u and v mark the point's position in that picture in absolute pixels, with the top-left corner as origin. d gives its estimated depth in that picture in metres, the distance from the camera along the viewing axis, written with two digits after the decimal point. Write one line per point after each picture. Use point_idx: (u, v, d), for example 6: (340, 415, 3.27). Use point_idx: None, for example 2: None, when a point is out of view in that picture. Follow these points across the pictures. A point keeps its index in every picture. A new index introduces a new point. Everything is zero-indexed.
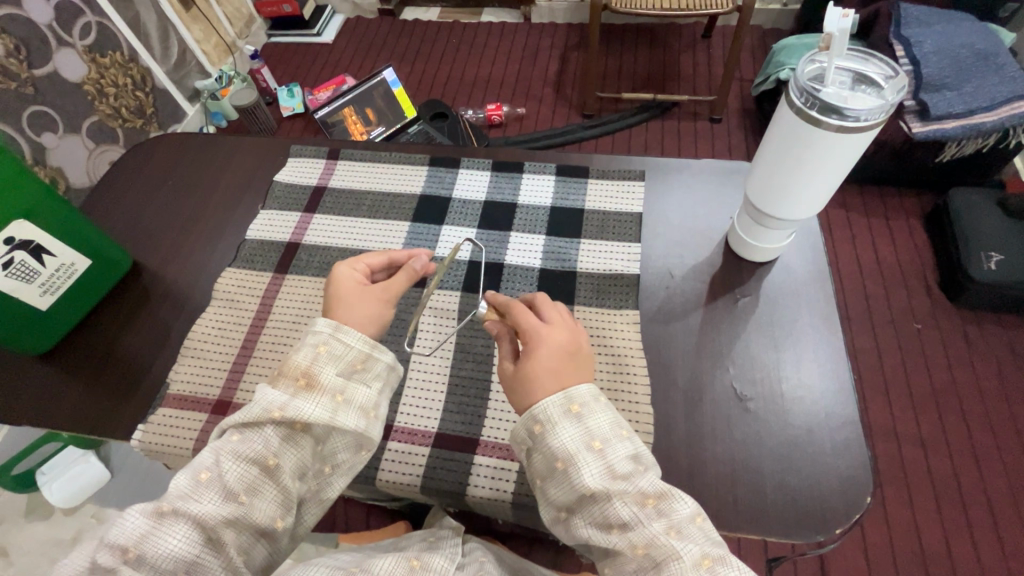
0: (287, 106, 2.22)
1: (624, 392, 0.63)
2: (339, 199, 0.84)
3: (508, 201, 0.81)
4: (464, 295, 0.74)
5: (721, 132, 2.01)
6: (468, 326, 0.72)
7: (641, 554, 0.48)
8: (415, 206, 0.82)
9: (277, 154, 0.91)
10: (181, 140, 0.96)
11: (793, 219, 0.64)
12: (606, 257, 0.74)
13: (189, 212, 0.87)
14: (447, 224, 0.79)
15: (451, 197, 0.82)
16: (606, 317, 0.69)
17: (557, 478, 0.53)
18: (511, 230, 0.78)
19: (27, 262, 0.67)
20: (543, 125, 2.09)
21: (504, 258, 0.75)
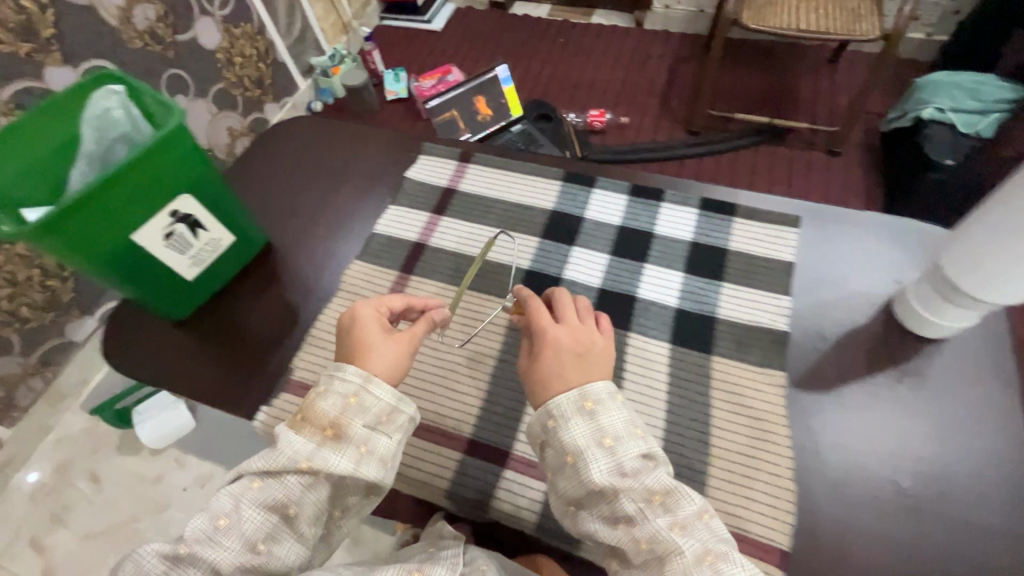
0: (392, 90, 2.28)
1: (762, 461, 0.58)
2: (469, 204, 0.82)
3: (644, 230, 0.76)
4: None
5: (839, 165, 1.87)
6: None
7: (643, 549, 0.50)
8: (545, 222, 0.79)
9: (410, 150, 0.91)
10: (319, 124, 0.98)
11: (996, 302, 0.56)
12: (751, 307, 0.68)
13: (321, 197, 0.88)
14: (578, 246, 0.76)
15: (583, 217, 0.79)
16: (747, 375, 0.63)
17: (565, 471, 0.55)
18: (646, 261, 0.74)
19: (184, 234, 0.70)
20: (645, 136, 2.01)
21: (637, 290, 0.71)
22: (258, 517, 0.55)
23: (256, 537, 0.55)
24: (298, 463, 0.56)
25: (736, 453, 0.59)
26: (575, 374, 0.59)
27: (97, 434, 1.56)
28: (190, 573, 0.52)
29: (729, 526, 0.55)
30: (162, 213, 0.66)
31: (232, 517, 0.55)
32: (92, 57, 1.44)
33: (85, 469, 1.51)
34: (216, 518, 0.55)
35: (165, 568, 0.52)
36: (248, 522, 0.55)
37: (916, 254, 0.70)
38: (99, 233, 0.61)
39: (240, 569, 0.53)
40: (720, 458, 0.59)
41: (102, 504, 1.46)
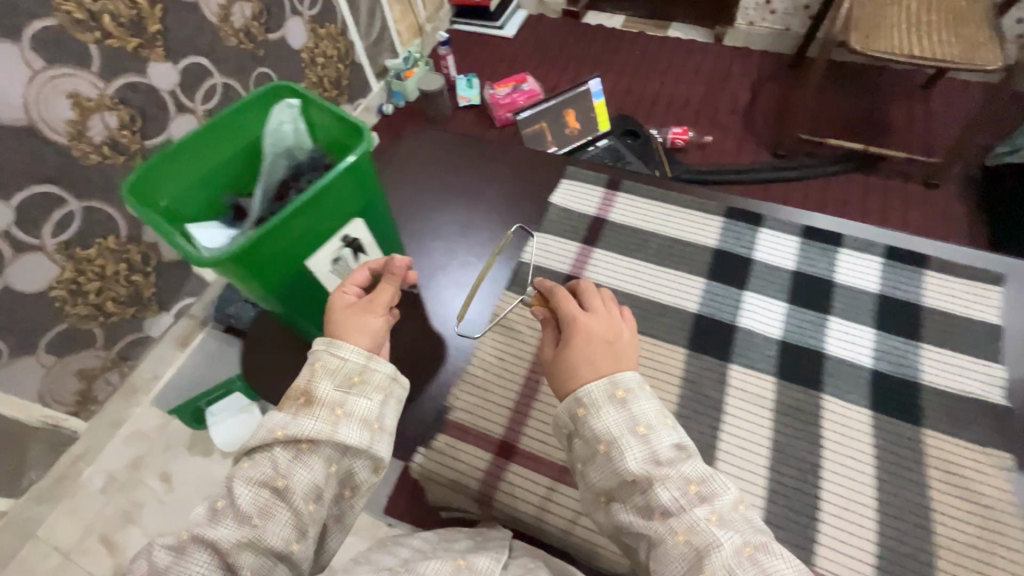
0: (464, 96, 2.23)
1: (995, 556, 0.52)
2: (623, 236, 0.77)
3: (823, 277, 0.70)
4: (779, 382, 0.63)
5: (938, 199, 1.76)
6: (788, 421, 0.60)
7: (683, 542, 0.48)
8: (710, 261, 0.73)
9: (550, 173, 0.86)
10: (449, 140, 0.94)
11: None
12: (958, 375, 0.62)
13: (458, 219, 0.84)
14: (750, 290, 0.70)
15: (753, 259, 0.73)
16: (965, 455, 0.57)
17: (597, 460, 0.54)
18: (829, 313, 0.68)
19: (348, 259, 0.67)
20: (727, 157, 1.94)
21: (824, 347, 0.65)
22: (250, 490, 0.55)
23: (253, 513, 0.54)
24: (276, 435, 0.57)
25: (963, 544, 0.53)
26: (605, 362, 0.57)
27: (168, 431, 1.55)
28: (196, 556, 0.52)
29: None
30: (335, 239, 0.63)
31: (231, 496, 0.55)
32: (192, 56, 1.42)
33: (155, 468, 1.49)
34: (214, 503, 0.56)
35: (173, 557, 0.52)
36: (242, 496, 0.55)
37: None
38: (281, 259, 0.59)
39: (238, 545, 0.52)
40: (947, 550, 0.53)
41: (171, 503, 1.44)
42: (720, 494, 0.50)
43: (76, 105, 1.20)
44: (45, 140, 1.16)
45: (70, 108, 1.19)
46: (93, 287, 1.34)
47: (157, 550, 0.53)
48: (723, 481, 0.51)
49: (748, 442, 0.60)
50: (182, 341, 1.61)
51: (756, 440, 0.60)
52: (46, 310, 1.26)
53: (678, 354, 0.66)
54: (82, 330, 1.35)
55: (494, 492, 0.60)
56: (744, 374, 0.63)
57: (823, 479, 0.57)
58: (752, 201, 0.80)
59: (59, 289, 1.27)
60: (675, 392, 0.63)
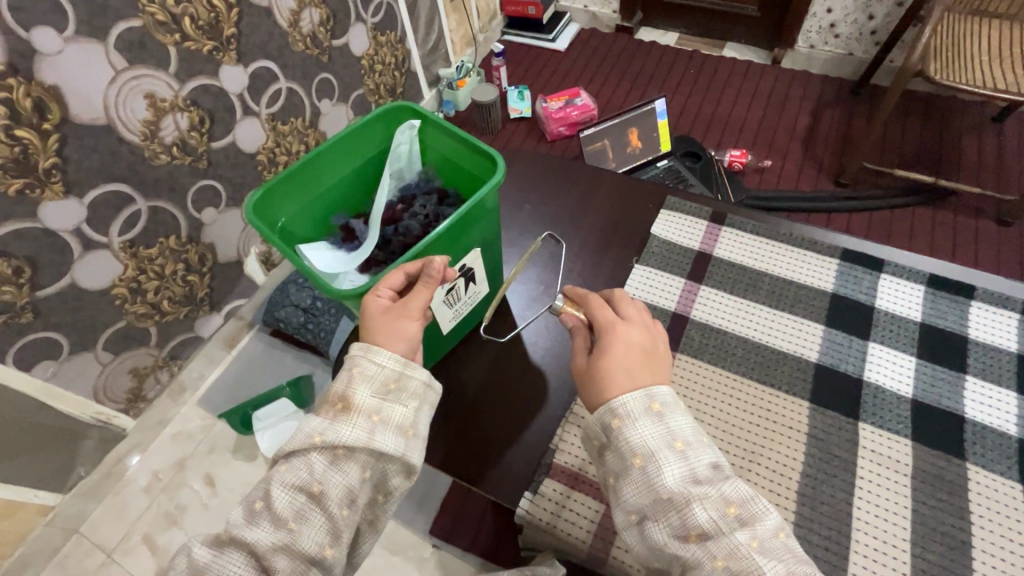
0: (515, 108, 2.22)
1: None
2: (732, 276, 0.73)
3: (955, 331, 0.66)
4: (914, 446, 0.59)
5: (1011, 238, 1.69)
6: (929, 492, 0.56)
7: (722, 568, 0.43)
8: (829, 306, 0.69)
9: (648, 203, 0.84)
10: (538, 163, 0.92)
11: None
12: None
13: (551, 247, 0.82)
14: (875, 341, 0.66)
15: (875, 307, 0.69)
16: None
17: (630, 475, 0.48)
18: (964, 371, 0.63)
19: (460, 288, 0.65)
20: (786, 183, 1.89)
21: (963, 410, 0.61)
22: (286, 491, 0.48)
23: (286, 520, 0.47)
24: (311, 439, 0.49)
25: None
26: (641, 373, 0.53)
27: None
28: (233, 559, 0.46)
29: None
30: (454, 270, 0.62)
31: (265, 494, 0.49)
32: (260, 59, 1.23)
33: None
34: (251, 502, 0.49)
35: (210, 556, 0.46)
36: (279, 497, 0.48)
37: None
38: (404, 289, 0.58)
39: (273, 550, 0.46)
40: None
41: None
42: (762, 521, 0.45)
43: (152, 105, 1.03)
44: (120, 138, 1.00)
45: (146, 107, 1.02)
46: (152, 286, 1.16)
47: (190, 547, 0.47)
48: (762, 501, 0.46)
49: (887, 511, 0.55)
50: (229, 342, 1.44)
51: (896, 509, 0.55)
52: (106, 307, 1.08)
53: (801, 407, 0.62)
54: (138, 329, 1.17)
55: (608, 548, 0.56)
56: (876, 436, 0.59)
57: (974, 557, 0.53)
58: (867, 244, 0.76)
59: (120, 288, 1.09)
60: (801, 450, 0.60)
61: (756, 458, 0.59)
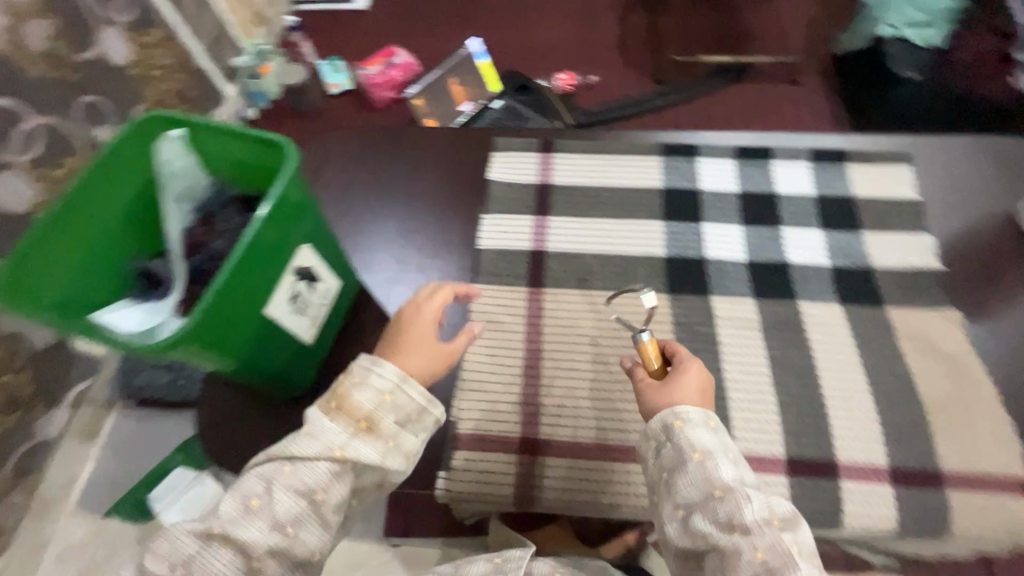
0: (334, 83, 2.02)
1: (972, 398, 0.60)
2: (572, 200, 0.75)
3: (766, 192, 0.74)
4: (758, 302, 0.66)
5: (802, 94, 1.92)
6: (778, 336, 0.64)
7: (759, 559, 0.44)
8: (663, 201, 0.74)
9: (479, 149, 0.82)
10: (357, 139, 0.85)
11: None
12: (900, 250, 0.68)
13: (395, 222, 0.77)
14: (707, 221, 0.72)
15: (699, 190, 0.74)
16: (925, 318, 0.64)
17: (687, 470, 0.49)
18: (780, 224, 0.71)
19: (304, 293, 0.57)
20: (615, 93, 1.97)
21: (787, 258, 0.69)
22: (313, 470, 0.49)
23: (317, 490, 0.49)
24: (329, 451, 0.49)
25: (945, 398, 0.60)
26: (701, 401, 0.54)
27: None
28: (220, 553, 0.46)
29: (966, 469, 0.57)
30: (286, 275, 0.53)
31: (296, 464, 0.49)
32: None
33: None
34: (247, 497, 0.48)
35: (197, 546, 0.46)
36: (303, 474, 0.49)
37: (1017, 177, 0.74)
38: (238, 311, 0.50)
39: (268, 552, 0.47)
40: (935, 407, 0.60)
41: None
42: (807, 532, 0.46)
43: None
44: None
45: None
46: None
47: (177, 531, 0.46)
48: (802, 518, 0.47)
49: (749, 364, 0.62)
50: None
51: (755, 362, 0.62)
52: None
53: (662, 302, 0.67)
54: None
55: (530, 489, 0.59)
56: (726, 303, 0.66)
57: (821, 376, 0.61)
58: (682, 134, 0.81)
59: None
60: (670, 338, 0.64)
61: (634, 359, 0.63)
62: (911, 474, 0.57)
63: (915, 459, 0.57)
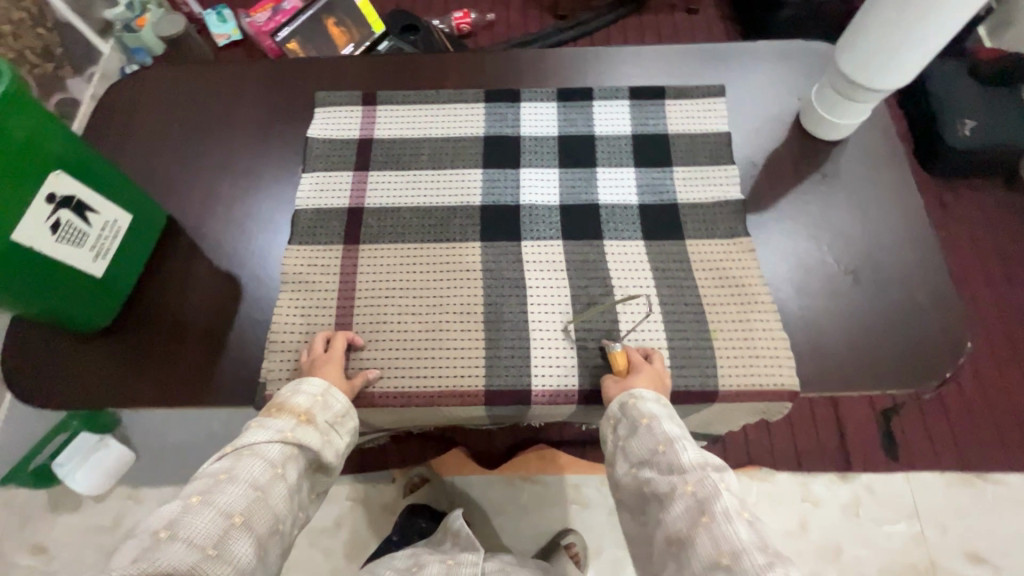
0: (220, 33, 1.92)
1: (753, 317, 0.62)
2: (393, 151, 0.74)
3: (584, 134, 0.73)
4: (566, 244, 0.67)
5: (699, 23, 1.90)
6: (580, 274, 0.65)
7: (691, 491, 0.48)
8: (482, 150, 0.73)
9: (297, 83, 0.80)
10: (175, 80, 0.82)
11: (874, 93, 0.64)
12: (707, 182, 0.69)
13: (213, 161, 0.76)
14: (524, 167, 0.71)
15: (519, 135, 0.73)
16: (724, 252, 0.65)
17: (640, 431, 0.54)
18: (596, 165, 0.71)
19: (74, 223, 0.56)
20: (515, 32, 1.92)
21: (598, 199, 0.69)
22: (242, 482, 0.49)
23: (239, 508, 0.48)
24: (280, 434, 0.52)
25: (733, 325, 0.62)
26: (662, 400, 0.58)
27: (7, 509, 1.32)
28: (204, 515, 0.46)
29: (741, 386, 0.59)
30: (39, 200, 0.52)
31: (230, 474, 0.49)
32: None
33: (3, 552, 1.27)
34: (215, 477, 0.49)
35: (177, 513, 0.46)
36: (229, 490, 0.48)
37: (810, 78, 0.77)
38: None
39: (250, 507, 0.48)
40: (721, 335, 0.61)
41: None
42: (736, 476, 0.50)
43: None
44: None
45: None
46: None
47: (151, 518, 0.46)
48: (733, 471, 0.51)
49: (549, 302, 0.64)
50: None
51: (559, 303, 0.64)
52: None
53: (473, 249, 0.67)
54: None
55: None
56: (533, 246, 0.66)
57: (619, 316, 0.62)
58: (507, 74, 0.81)
59: None
60: (479, 285, 0.65)
61: (441, 305, 0.64)
62: (689, 393, 0.59)
63: (695, 379, 0.60)
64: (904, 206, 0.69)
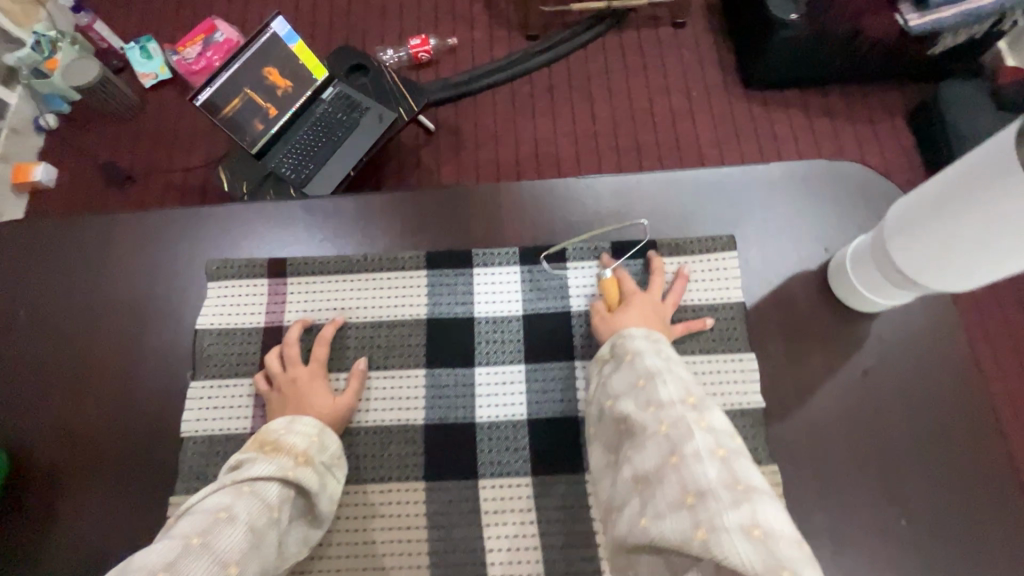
0: (146, 73, 1.67)
1: None
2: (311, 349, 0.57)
3: (556, 311, 0.58)
4: (537, 479, 0.52)
5: (687, 38, 1.69)
6: (553, 523, 0.51)
7: (663, 431, 0.41)
8: (426, 341, 0.57)
9: (177, 241, 0.61)
10: (15, 240, 0.62)
11: (921, 280, 0.46)
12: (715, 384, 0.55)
13: (71, 360, 0.58)
14: (481, 364, 0.56)
15: (473, 316, 0.58)
16: None
17: (620, 368, 0.49)
18: (573, 357, 0.56)
19: None
20: (481, 57, 1.70)
21: (575, 409, 0.54)
22: (240, 523, 0.40)
23: (235, 557, 0.38)
24: (282, 472, 0.45)
25: None
26: (651, 320, 0.53)
27: None
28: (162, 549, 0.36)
29: None
30: None
31: (230, 513, 0.40)
32: None
33: None
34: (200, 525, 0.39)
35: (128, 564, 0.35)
36: (232, 530, 0.39)
37: (841, 215, 0.60)
38: None
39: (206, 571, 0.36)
40: None
41: None
42: (723, 417, 0.42)
43: None
44: None
45: None
46: None
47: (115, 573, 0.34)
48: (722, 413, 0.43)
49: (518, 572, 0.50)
50: None
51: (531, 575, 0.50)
52: None
53: (417, 490, 0.52)
54: None
55: None
56: (492, 490, 0.52)
57: None
58: (460, 225, 0.60)
59: None
60: (425, 554, 0.50)
61: None
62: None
63: None
64: (966, 403, 0.53)
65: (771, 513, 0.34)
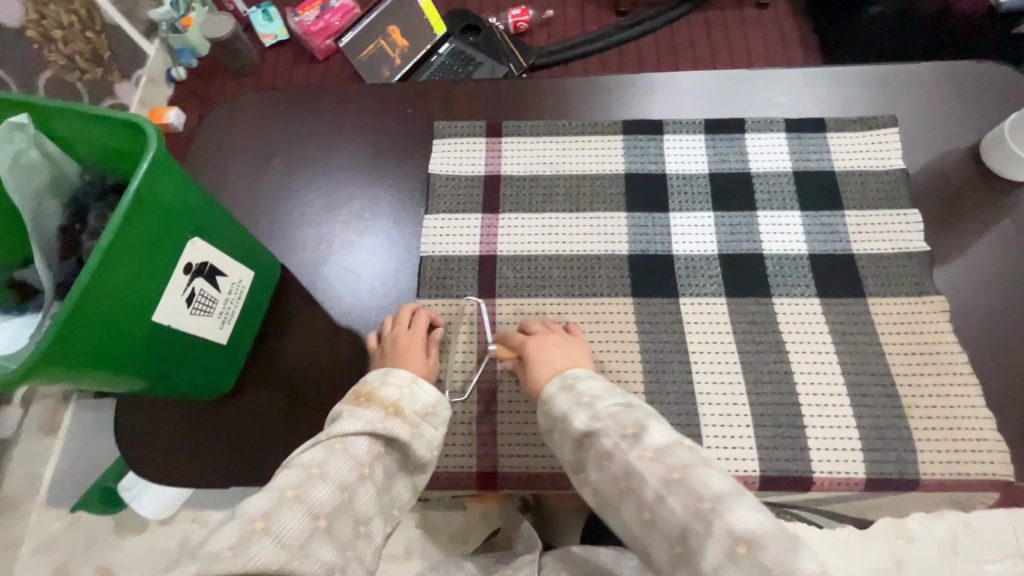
0: (266, 33, 1.54)
1: (954, 393, 0.55)
2: (525, 193, 0.67)
3: (738, 171, 0.67)
4: (731, 300, 0.61)
5: (769, 19, 1.71)
6: (747, 333, 0.59)
7: (625, 487, 0.42)
8: (624, 190, 0.67)
9: (406, 108, 0.73)
10: (270, 108, 0.75)
11: None
12: (885, 231, 0.62)
13: (323, 196, 0.70)
14: (675, 210, 0.65)
15: (666, 172, 0.67)
16: (910, 312, 0.59)
17: (559, 433, 0.49)
18: (755, 207, 0.65)
19: (206, 291, 0.52)
20: (572, 29, 1.76)
21: (760, 247, 0.63)
22: (332, 482, 0.42)
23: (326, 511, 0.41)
24: (371, 426, 0.46)
25: (927, 397, 0.56)
26: (562, 362, 0.54)
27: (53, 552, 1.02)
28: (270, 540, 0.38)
29: (948, 474, 0.53)
30: (178, 273, 0.48)
31: (322, 470, 0.43)
32: None
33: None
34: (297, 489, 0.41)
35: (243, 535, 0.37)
36: (320, 489, 0.42)
37: (987, 107, 0.67)
38: (89, 321, 0.41)
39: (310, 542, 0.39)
40: (915, 409, 0.55)
41: None
42: (663, 430, 0.43)
43: None
44: None
45: None
46: None
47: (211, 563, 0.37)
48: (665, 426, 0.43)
49: (721, 368, 0.58)
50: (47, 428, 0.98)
51: (732, 370, 0.58)
52: None
53: (625, 303, 0.61)
54: None
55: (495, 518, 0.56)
56: (694, 305, 0.60)
57: (798, 386, 0.57)
58: (644, 104, 0.71)
59: None
60: (637, 351, 0.59)
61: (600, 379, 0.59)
62: (889, 482, 0.53)
63: (894, 466, 0.53)
64: None
65: (706, 484, 0.38)
